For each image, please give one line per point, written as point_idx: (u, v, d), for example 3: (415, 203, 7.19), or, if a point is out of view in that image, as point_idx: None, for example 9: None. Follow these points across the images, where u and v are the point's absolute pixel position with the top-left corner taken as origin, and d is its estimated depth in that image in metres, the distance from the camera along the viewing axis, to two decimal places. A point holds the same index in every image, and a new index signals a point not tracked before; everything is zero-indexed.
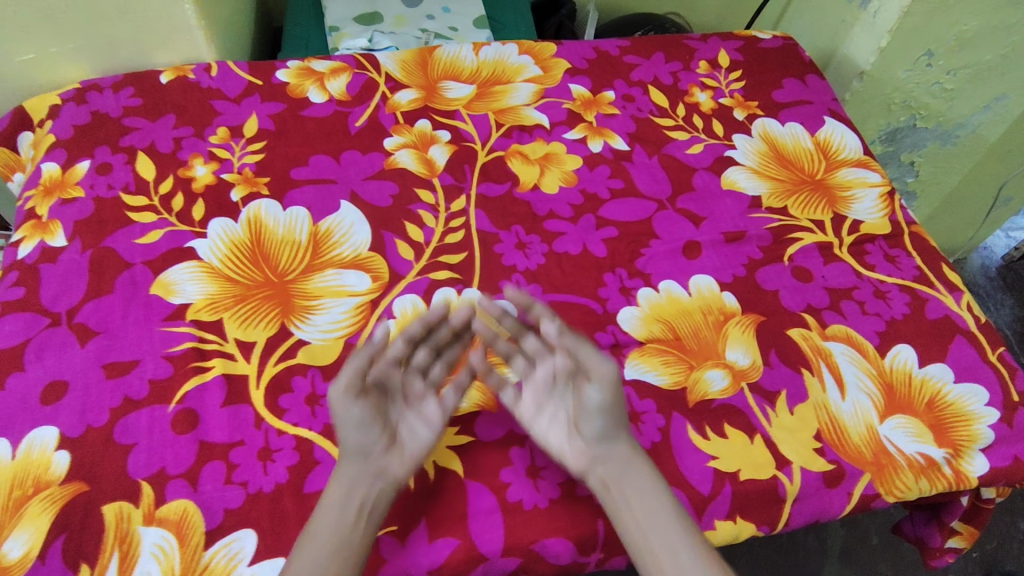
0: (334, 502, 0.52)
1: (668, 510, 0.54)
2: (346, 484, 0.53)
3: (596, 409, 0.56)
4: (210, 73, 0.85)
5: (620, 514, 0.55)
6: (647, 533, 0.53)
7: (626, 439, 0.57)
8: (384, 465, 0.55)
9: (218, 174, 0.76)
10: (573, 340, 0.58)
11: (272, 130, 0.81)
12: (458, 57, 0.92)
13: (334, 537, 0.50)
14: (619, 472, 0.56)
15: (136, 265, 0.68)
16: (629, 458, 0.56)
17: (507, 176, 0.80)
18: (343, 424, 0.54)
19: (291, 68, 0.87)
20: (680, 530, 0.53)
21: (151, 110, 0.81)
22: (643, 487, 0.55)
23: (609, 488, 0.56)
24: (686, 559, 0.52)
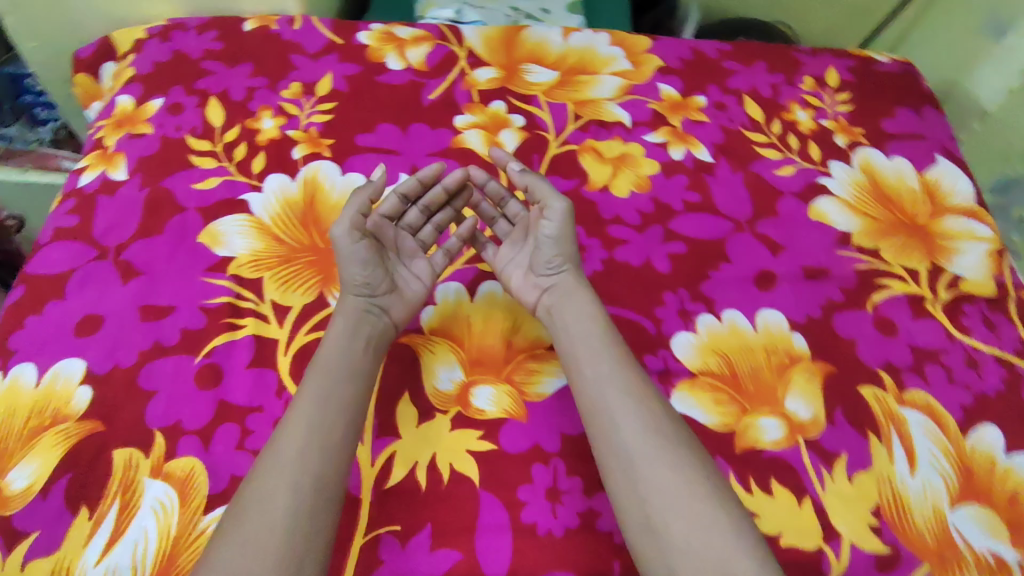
0: (324, 374, 0.53)
1: (601, 330, 0.58)
2: (328, 369, 0.54)
3: (546, 238, 0.63)
4: (293, 26, 0.84)
5: (558, 336, 0.60)
6: (580, 355, 0.57)
7: (572, 270, 0.63)
8: (385, 304, 0.60)
9: (284, 129, 0.75)
10: (533, 180, 0.65)
11: (345, 91, 0.79)
12: (545, 40, 0.87)
13: (311, 431, 0.50)
14: (563, 298, 0.61)
15: (188, 210, 0.68)
16: (573, 287, 0.62)
17: (576, 172, 0.75)
18: (343, 257, 0.59)
19: (374, 31, 0.85)
20: (623, 395, 0.54)
21: (230, 57, 0.80)
22: (583, 313, 0.60)
23: (552, 314, 0.61)
24: (633, 419, 0.53)
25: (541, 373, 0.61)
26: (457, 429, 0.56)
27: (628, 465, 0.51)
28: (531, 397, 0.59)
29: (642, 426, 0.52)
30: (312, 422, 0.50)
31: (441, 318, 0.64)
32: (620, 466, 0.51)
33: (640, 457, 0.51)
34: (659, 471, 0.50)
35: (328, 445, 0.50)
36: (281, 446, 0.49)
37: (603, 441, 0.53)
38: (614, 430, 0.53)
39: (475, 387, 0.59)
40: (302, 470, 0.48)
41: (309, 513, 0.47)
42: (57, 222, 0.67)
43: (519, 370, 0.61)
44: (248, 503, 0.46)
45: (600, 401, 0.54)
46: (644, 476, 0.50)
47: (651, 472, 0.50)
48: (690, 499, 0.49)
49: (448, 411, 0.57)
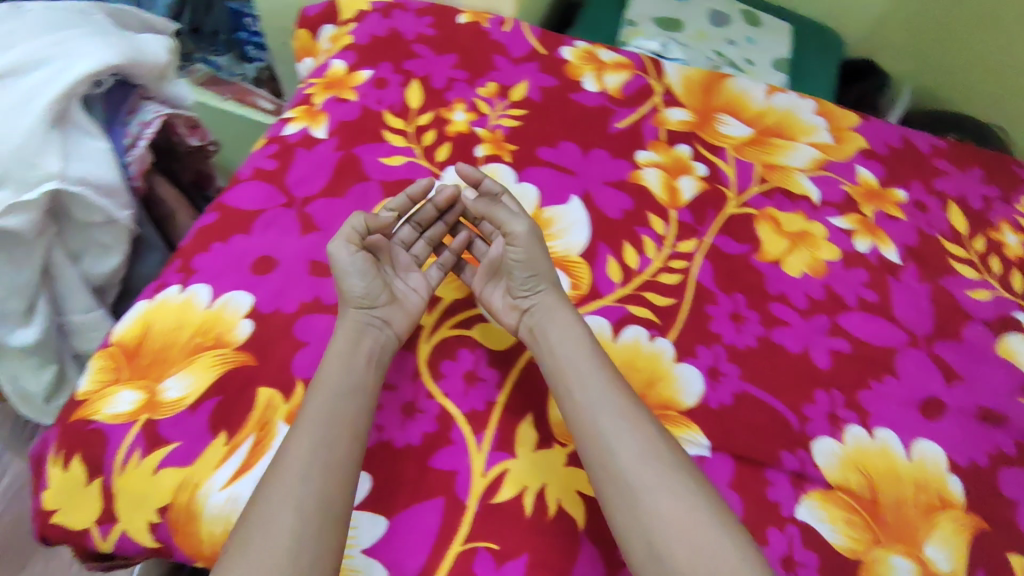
0: (325, 389, 0.53)
1: (590, 348, 0.59)
2: (328, 384, 0.54)
3: (518, 261, 0.64)
4: (503, 27, 0.86)
5: (541, 356, 0.60)
6: (570, 379, 0.57)
7: (551, 289, 0.63)
8: (386, 317, 0.61)
9: (473, 126, 0.77)
10: (492, 207, 0.66)
11: (537, 102, 0.80)
12: (747, 93, 0.84)
13: (310, 450, 0.50)
14: (544, 316, 0.61)
15: (371, 181, 0.71)
16: (553, 306, 0.62)
17: (749, 238, 0.72)
18: (342, 270, 0.60)
19: (577, 48, 0.85)
20: (617, 418, 0.54)
21: (440, 45, 0.83)
22: (568, 334, 0.60)
23: (533, 334, 0.61)
24: (631, 442, 0.53)
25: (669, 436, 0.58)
26: (572, 466, 0.56)
27: (626, 488, 0.51)
28: None
29: (636, 448, 0.53)
30: (313, 440, 0.50)
31: None
32: (618, 490, 0.51)
33: (638, 482, 0.51)
34: (659, 496, 0.51)
35: (328, 462, 0.50)
36: (284, 466, 0.49)
37: (598, 463, 0.53)
38: (610, 456, 0.53)
39: None
40: (305, 492, 0.48)
41: (313, 539, 0.47)
42: (257, 163, 0.72)
43: None
44: (252, 532, 0.46)
45: (595, 427, 0.54)
46: (644, 500, 0.51)
47: (649, 497, 0.51)
48: (693, 521, 0.49)
49: (567, 445, 0.57)
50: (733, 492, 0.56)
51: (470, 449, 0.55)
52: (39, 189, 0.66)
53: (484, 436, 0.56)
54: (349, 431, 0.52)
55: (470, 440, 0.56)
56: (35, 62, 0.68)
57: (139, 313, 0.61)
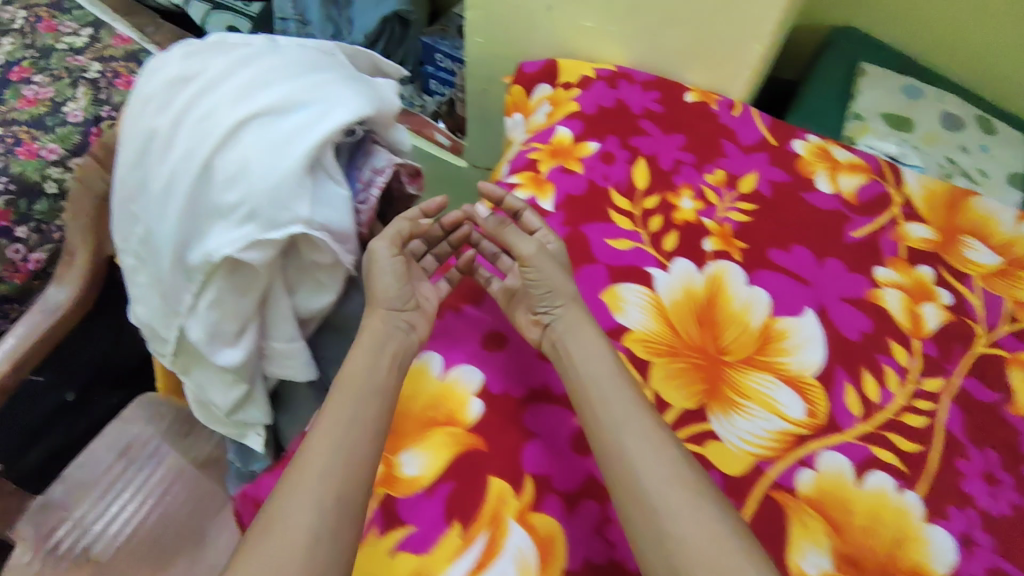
0: (356, 396, 0.55)
1: (614, 366, 0.59)
2: (360, 388, 0.56)
3: (533, 278, 0.64)
4: (733, 112, 0.82)
5: (565, 372, 0.60)
6: (594, 397, 0.57)
7: (570, 304, 0.63)
8: (411, 320, 0.64)
9: (701, 215, 0.73)
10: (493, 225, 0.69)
11: (768, 198, 0.76)
12: (993, 216, 0.78)
13: (330, 445, 0.52)
14: (567, 329, 0.62)
15: (598, 264, 0.69)
16: (579, 323, 0.62)
17: (1001, 385, 0.66)
18: (378, 271, 0.65)
19: (810, 143, 0.80)
20: (641, 438, 0.54)
21: (667, 123, 0.81)
22: (591, 351, 0.60)
23: (557, 348, 0.61)
24: (658, 464, 0.52)
25: None
26: None
27: (652, 512, 0.50)
28: None
29: (664, 469, 0.52)
30: (336, 443, 0.52)
31: (819, 488, 0.58)
32: (642, 514, 0.50)
33: (663, 506, 0.50)
34: (682, 520, 0.50)
35: (345, 448, 0.52)
36: (310, 462, 0.51)
37: (621, 483, 0.52)
38: (631, 474, 0.52)
39: None
40: (325, 486, 0.49)
41: (330, 533, 0.47)
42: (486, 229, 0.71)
43: None
44: (276, 522, 0.47)
45: (619, 445, 0.54)
46: (667, 522, 0.50)
47: (674, 524, 0.49)
48: (707, 539, 0.49)
49: None
50: None
51: None
52: (288, 232, 0.68)
53: None
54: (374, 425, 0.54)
55: None
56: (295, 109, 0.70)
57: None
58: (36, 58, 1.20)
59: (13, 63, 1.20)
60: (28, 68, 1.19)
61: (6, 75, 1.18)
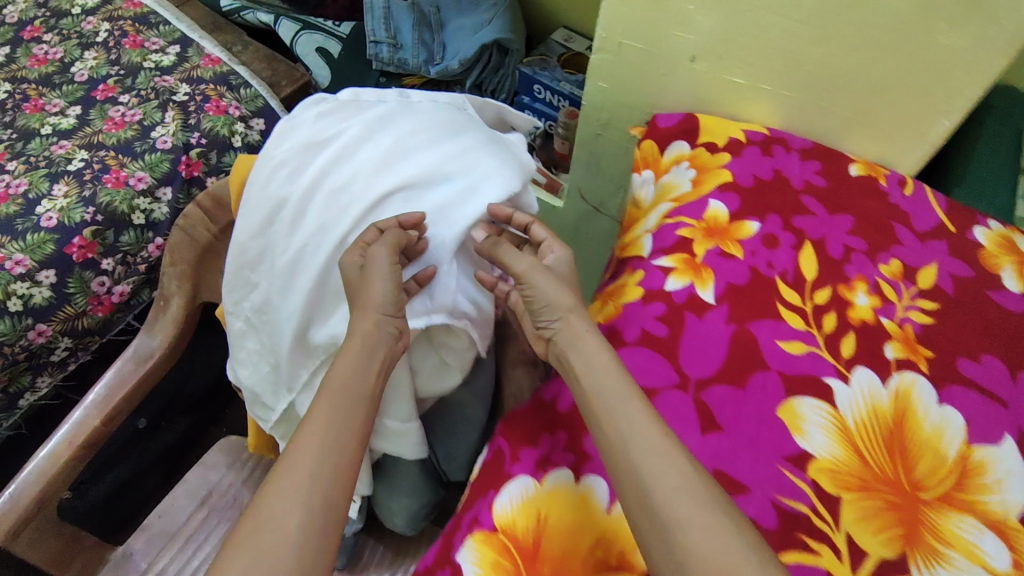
0: (331, 390, 0.57)
1: (611, 365, 0.57)
2: (331, 384, 0.57)
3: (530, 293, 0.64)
4: (904, 190, 0.74)
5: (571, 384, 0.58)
6: (599, 413, 0.54)
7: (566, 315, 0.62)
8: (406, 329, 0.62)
9: (879, 315, 0.66)
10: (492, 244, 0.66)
11: (951, 295, 0.68)
12: None
13: (320, 452, 0.53)
14: (568, 342, 0.60)
15: (771, 371, 0.61)
16: (578, 330, 0.61)
17: None
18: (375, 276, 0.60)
19: (991, 231, 0.72)
20: (647, 449, 0.51)
21: (832, 201, 0.73)
22: (595, 361, 0.58)
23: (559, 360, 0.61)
24: (662, 473, 0.50)
25: None
26: None
27: (658, 522, 0.49)
28: None
29: (670, 478, 0.50)
30: (323, 443, 0.53)
31: None
32: (652, 528, 0.49)
33: (673, 520, 0.48)
34: (692, 533, 0.47)
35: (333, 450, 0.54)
36: (298, 453, 0.52)
37: (630, 497, 0.50)
38: (642, 491, 0.50)
39: None
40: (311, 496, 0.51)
41: (320, 533, 0.50)
42: (645, 324, 0.64)
43: None
44: (266, 522, 0.49)
45: (625, 458, 0.51)
46: (676, 534, 0.48)
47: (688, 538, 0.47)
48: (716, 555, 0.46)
49: None
50: None
51: None
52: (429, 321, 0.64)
53: None
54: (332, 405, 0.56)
55: None
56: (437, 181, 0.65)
57: (524, 491, 0.56)
58: (121, 76, 1.15)
59: (98, 80, 1.15)
60: (113, 87, 1.14)
61: (91, 93, 1.13)
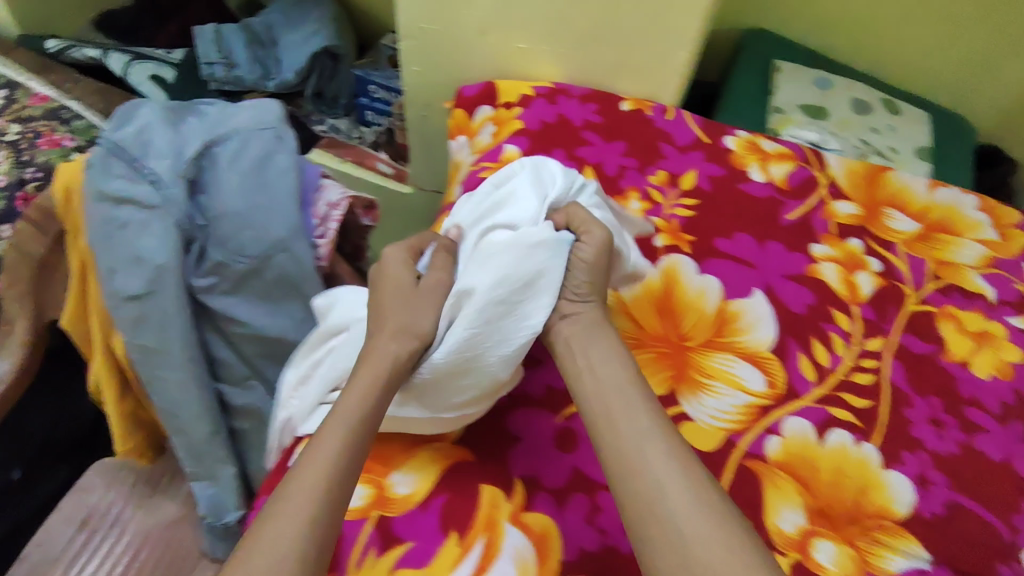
0: (370, 366, 0.54)
1: (627, 367, 0.56)
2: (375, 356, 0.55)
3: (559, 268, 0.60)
4: (666, 115, 0.88)
5: (580, 376, 0.57)
6: (615, 416, 0.53)
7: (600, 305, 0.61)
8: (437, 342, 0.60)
9: (650, 215, 0.78)
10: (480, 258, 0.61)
11: (708, 191, 0.81)
12: (910, 186, 0.85)
13: (364, 413, 0.52)
14: (584, 330, 0.60)
15: None
16: (599, 320, 0.60)
17: (934, 338, 0.73)
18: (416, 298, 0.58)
19: (739, 138, 0.87)
20: (665, 448, 0.50)
21: (607, 131, 0.85)
22: (607, 355, 0.57)
23: (570, 344, 0.59)
24: (680, 480, 0.48)
25: (889, 549, 0.59)
26: None
27: (670, 526, 0.46)
28: (877, 570, 0.57)
29: (682, 482, 0.48)
30: (329, 457, 0.49)
31: (786, 452, 0.62)
32: (667, 533, 0.46)
33: (692, 532, 0.46)
34: (710, 531, 0.46)
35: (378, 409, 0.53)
36: (293, 483, 0.47)
37: (644, 504, 0.48)
38: (658, 489, 0.48)
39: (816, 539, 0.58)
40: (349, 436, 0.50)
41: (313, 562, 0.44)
42: None
43: (866, 537, 0.59)
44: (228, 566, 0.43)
45: (640, 460, 0.50)
46: (684, 526, 0.46)
47: (706, 547, 0.45)
48: (732, 546, 0.45)
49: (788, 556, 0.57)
50: None
51: None
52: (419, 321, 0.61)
53: None
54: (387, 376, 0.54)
55: None
56: (521, 256, 0.59)
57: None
58: None
59: None
60: None
61: None
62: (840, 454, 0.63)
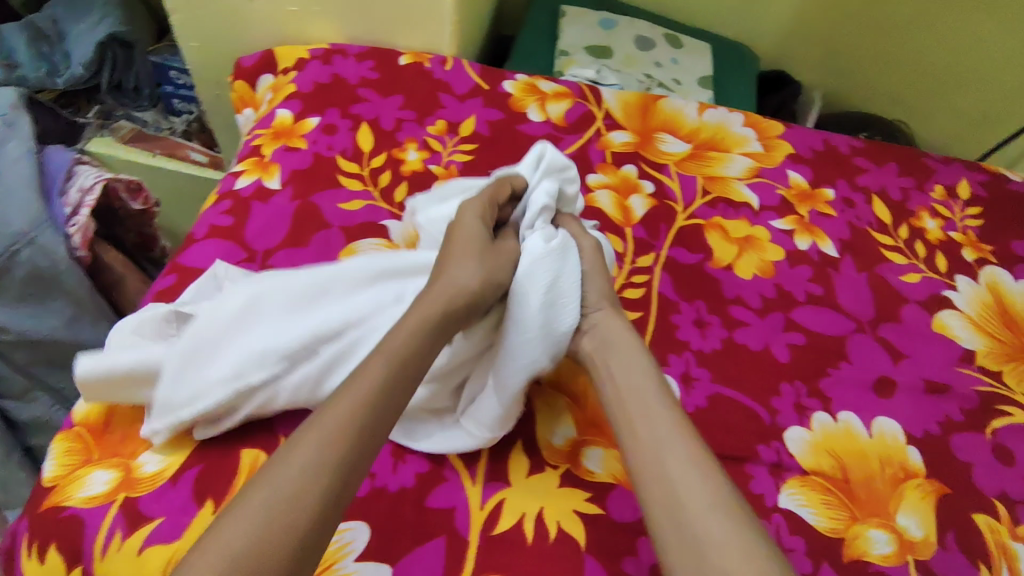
0: (384, 349, 0.50)
1: (657, 385, 0.56)
2: (385, 349, 0.51)
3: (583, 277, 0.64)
4: (445, 66, 0.88)
5: (603, 384, 0.58)
6: (635, 418, 0.53)
7: (610, 310, 0.63)
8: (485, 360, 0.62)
9: (427, 163, 0.78)
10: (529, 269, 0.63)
11: (486, 135, 0.82)
12: (680, 111, 0.89)
13: (368, 405, 0.47)
14: (602, 342, 0.60)
15: (333, 228, 0.71)
16: (619, 331, 0.61)
17: (701, 248, 0.77)
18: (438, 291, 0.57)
19: (518, 82, 0.89)
20: (683, 454, 0.50)
21: (384, 87, 0.85)
22: (637, 367, 0.57)
23: (596, 357, 0.59)
24: (691, 477, 0.49)
25: None
26: (565, 485, 0.58)
27: (682, 525, 0.46)
28: None
29: (695, 476, 0.49)
30: (320, 443, 0.44)
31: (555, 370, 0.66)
32: (675, 529, 0.46)
33: (705, 535, 0.45)
34: (713, 524, 0.46)
35: (395, 394, 0.49)
36: (282, 465, 0.43)
37: (658, 502, 0.48)
38: (672, 491, 0.48)
39: (585, 448, 0.61)
40: (352, 422, 0.45)
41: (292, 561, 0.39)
42: (211, 221, 0.71)
43: None
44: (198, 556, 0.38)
45: (660, 464, 0.50)
46: (694, 520, 0.46)
47: (703, 524, 0.46)
48: (736, 534, 0.45)
49: (558, 467, 0.60)
50: None
51: (465, 483, 0.58)
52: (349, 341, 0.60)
53: (476, 468, 0.59)
54: (399, 366, 0.50)
55: (465, 475, 0.58)
56: (560, 261, 0.62)
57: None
58: None
59: None
60: None
61: None
62: (591, 379, 0.66)
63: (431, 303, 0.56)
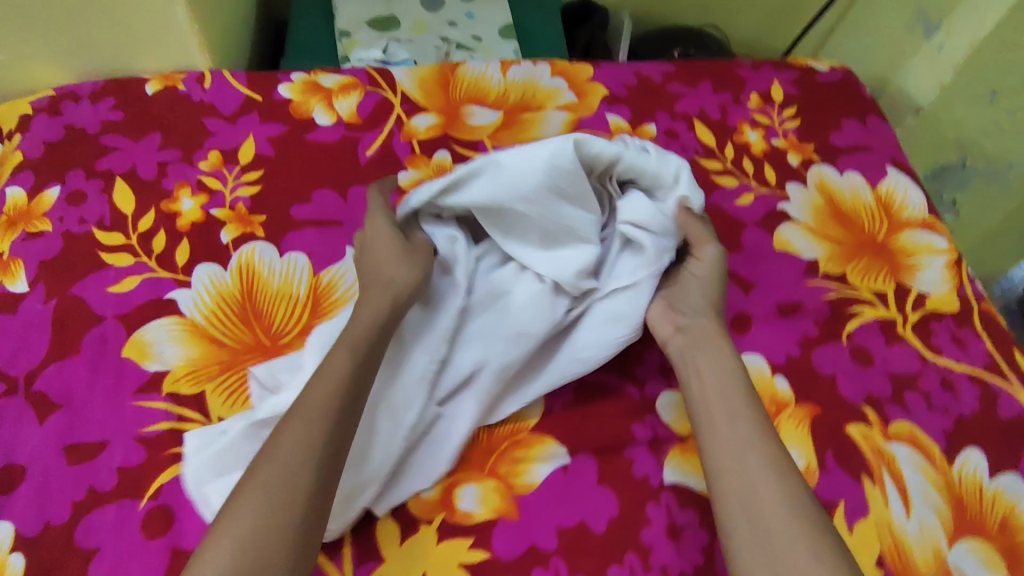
0: (299, 419, 0.47)
1: (743, 390, 0.53)
2: (303, 409, 0.47)
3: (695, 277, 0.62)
4: (203, 84, 0.75)
5: (690, 384, 0.55)
6: (719, 416, 0.51)
7: (714, 317, 0.59)
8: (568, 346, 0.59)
9: (207, 209, 0.67)
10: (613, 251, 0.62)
11: (271, 156, 0.71)
12: (483, 76, 0.82)
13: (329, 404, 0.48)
14: (697, 344, 0.57)
15: (107, 320, 0.60)
16: (709, 329, 0.57)
17: None
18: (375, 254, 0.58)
19: (295, 82, 0.77)
20: (766, 463, 0.48)
21: (133, 127, 0.71)
22: (723, 367, 0.54)
23: (685, 358, 0.57)
24: (769, 479, 0.47)
25: (528, 462, 0.57)
26: (444, 540, 0.53)
27: (762, 528, 0.45)
28: (520, 490, 0.55)
29: (774, 485, 0.47)
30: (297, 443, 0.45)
31: None
32: (746, 519, 0.46)
33: (780, 530, 0.45)
34: (775, 523, 0.45)
35: (322, 485, 0.45)
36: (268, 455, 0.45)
37: (735, 500, 0.47)
38: (748, 490, 0.47)
39: (458, 488, 0.55)
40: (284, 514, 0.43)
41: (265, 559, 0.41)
42: None
43: (504, 461, 0.57)
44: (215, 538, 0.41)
45: (741, 466, 0.48)
46: (768, 522, 0.45)
47: (783, 522, 0.45)
48: (801, 536, 0.44)
49: (433, 520, 0.54)
50: (604, 487, 0.56)
51: None
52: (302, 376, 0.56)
53: (342, 556, 0.51)
54: (325, 446, 0.46)
55: (330, 568, 0.51)
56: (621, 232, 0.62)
57: None
58: None
59: None
60: None
61: None
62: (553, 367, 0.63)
63: (372, 306, 0.54)
